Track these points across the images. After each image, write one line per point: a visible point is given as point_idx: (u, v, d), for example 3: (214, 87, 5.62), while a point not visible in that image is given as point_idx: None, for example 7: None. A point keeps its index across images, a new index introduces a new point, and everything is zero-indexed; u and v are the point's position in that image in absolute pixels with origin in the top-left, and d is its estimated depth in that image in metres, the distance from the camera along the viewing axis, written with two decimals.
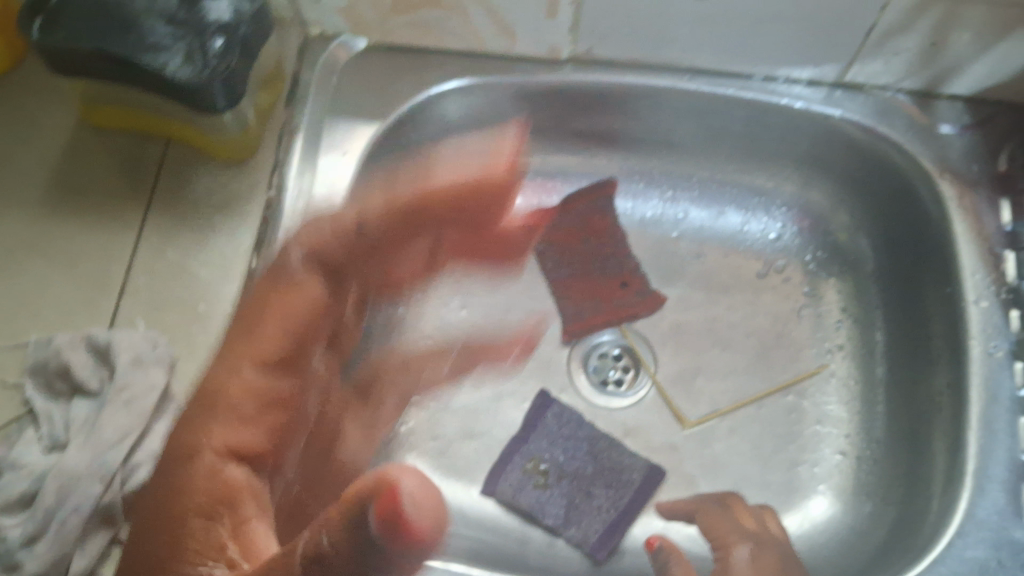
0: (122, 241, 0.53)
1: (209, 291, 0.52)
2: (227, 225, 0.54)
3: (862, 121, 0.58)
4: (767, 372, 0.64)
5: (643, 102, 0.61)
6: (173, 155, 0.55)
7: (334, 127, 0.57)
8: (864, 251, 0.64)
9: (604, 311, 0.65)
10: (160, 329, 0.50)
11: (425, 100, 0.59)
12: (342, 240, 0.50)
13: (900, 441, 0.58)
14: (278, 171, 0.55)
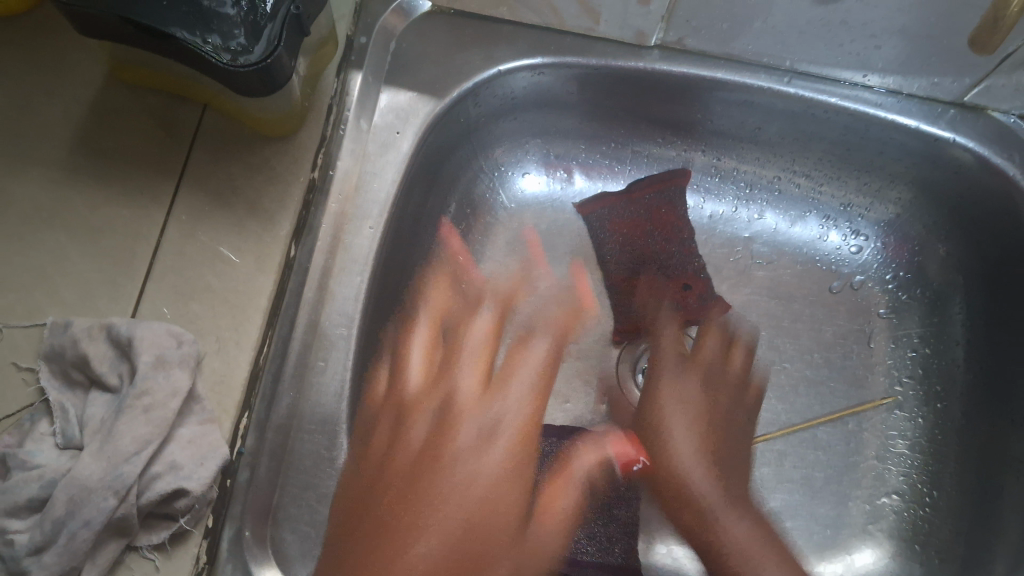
0: (152, 217, 0.48)
1: (244, 283, 0.48)
2: (266, 209, 0.49)
3: (978, 149, 0.51)
4: (823, 395, 0.59)
5: (731, 96, 0.55)
6: (209, 123, 0.50)
7: (390, 99, 0.52)
8: (956, 283, 0.58)
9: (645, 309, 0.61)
10: (185, 322, 0.47)
11: (495, 75, 0.53)
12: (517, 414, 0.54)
13: (964, 498, 0.55)
14: (325, 151, 0.51)
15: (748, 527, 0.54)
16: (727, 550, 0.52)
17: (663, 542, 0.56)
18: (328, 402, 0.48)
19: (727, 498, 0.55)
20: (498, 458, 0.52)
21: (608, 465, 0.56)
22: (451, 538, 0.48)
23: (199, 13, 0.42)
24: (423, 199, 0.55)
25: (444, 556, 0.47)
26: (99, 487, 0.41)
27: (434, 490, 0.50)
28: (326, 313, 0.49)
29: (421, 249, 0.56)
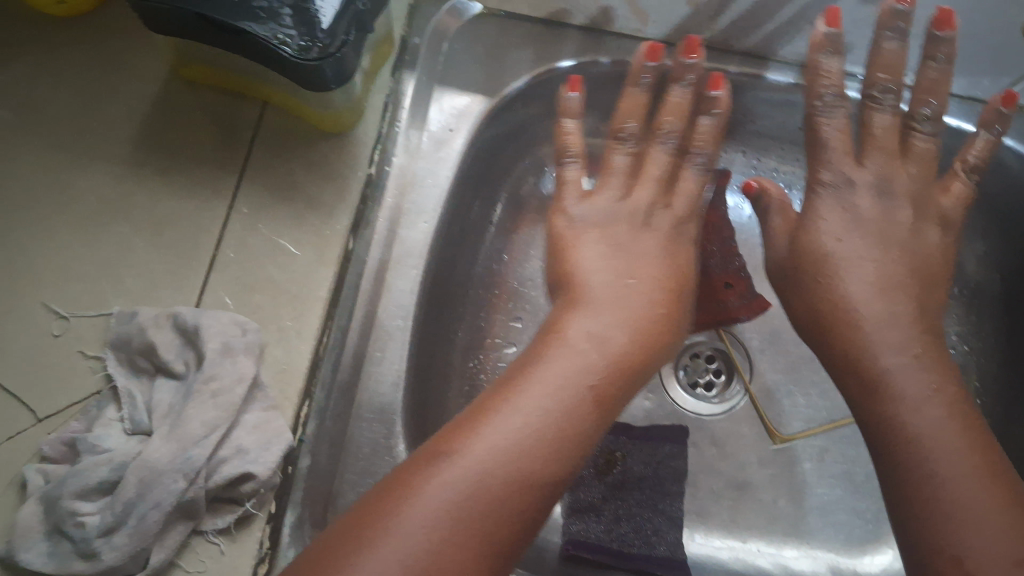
0: (214, 211, 0.49)
1: (303, 274, 0.49)
2: (325, 203, 0.50)
3: (1018, 145, 0.54)
4: (952, 221, 0.51)
5: (770, 95, 0.58)
6: (268, 121, 0.52)
7: (445, 100, 0.54)
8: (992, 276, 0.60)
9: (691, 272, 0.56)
10: (249, 311, 0.48)
11: (546, 75, 0.55)
12: (655, 267, 0.52)
13: None
14: (381, 148, 0.52)
15: (898, 308, 0.45)
16: (889, 369, 0.42)
17: (703, 533, 0.58)
18: (386, 391, 0.49)
19: (889, 289, 0.45)
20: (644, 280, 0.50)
21: (652, 465, 0.58)
22: (585, 364, 0.43)
23: (267, 9, 0.44)
24: (472, 197, 0.56)
25: (557, 392, 0.41)
26: (168, 469, 0.42)
27: (543, 356, 0.43)
28: (383, 305, 0.50)
29: (470, 246, 0.57)
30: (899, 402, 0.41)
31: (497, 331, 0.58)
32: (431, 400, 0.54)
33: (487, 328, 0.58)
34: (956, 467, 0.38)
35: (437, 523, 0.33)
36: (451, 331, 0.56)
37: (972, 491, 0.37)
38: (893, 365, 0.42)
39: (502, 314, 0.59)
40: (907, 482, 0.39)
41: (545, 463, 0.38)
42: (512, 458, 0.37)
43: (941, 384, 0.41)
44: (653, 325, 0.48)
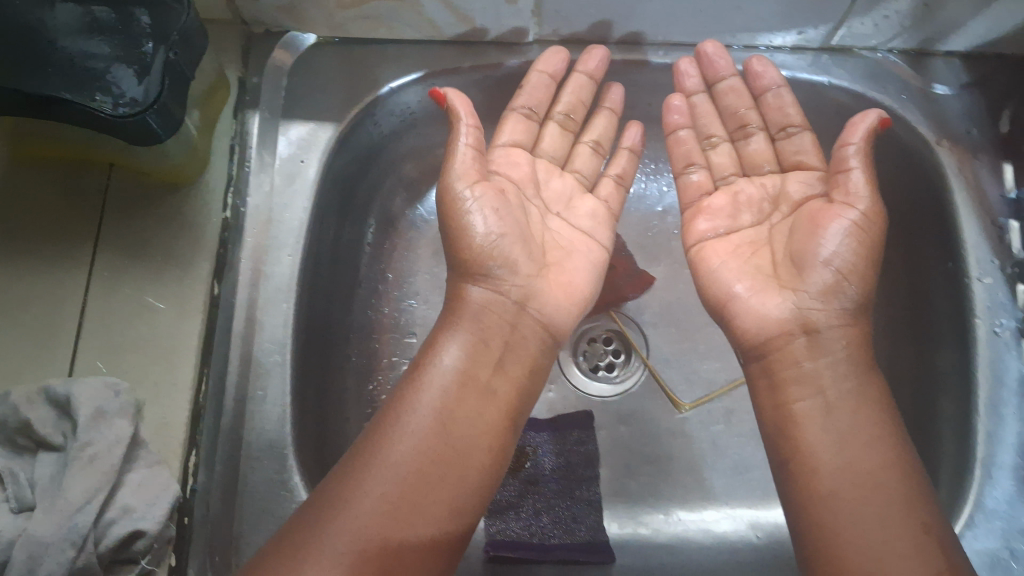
0: (74, 280, 0.50)
1: (171, 328, 0.50)
2: (184, 255, 0.51)
3: (854, 87, 0.55)
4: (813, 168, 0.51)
5: (617, 77, 0.58)
6: (117, 182, 0.52)
7: (291, 133, 0.54)
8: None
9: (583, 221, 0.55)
10: (122, 373, 0.49)
11: (387, 94, 0.55)
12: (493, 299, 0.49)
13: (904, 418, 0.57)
14: (234, 190, 0.53)
15: (857, 335, 0.47)
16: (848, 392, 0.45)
17: (624, 505, 0.58)
18: (271, 428, 0.49)
19: (864, 308, 0.47)
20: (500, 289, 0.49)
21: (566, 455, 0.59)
22: (445, 398, 0.45)
23: (83, 76, 0.44)
24: (339, 223, 0.57)
25: (429, 435, 0.44)
26: (54, 543, 0.42)
27: (413, 391, 0.45)
28: (257, 343, 0.50)
29: (349, 270, 0.58)
30: (823, 432, 0.45)
31: (390, 349, 0.59)
32: (327, 428, 0.54)
33: (379, 349, 0.59)
34: (891, 536, 0.40)
35: (359, 532, 0.39)
36: (342, 356, 0.57)
37: (909, 523, 0.40)
38: (840, 393, 0.45)
39: (394, 334, 0.60)
40: (809, 496, 0.43)
41: (436, 490, 0.42)
42: (402, 492, 0.41)
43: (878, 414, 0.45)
44: (507, 348, 0.49)
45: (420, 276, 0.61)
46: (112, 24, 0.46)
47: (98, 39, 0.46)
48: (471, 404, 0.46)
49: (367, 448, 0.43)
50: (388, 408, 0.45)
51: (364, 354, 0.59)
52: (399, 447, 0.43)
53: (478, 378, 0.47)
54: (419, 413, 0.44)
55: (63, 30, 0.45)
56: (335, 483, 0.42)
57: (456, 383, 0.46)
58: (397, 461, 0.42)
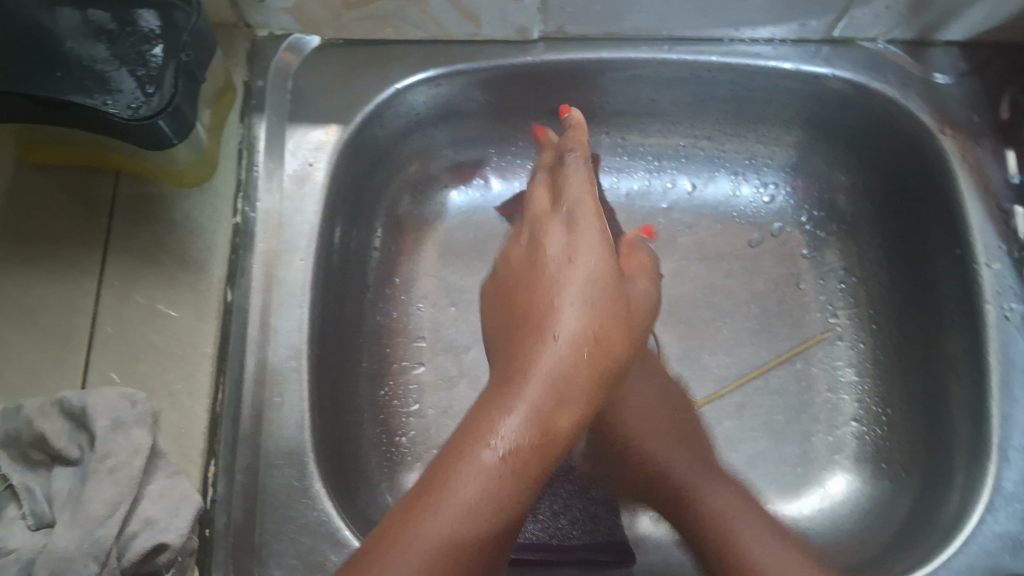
0: (84, 287, 0.48)
1: (185, 335, 0.48)
2: (195, 260, 0.50)
3: (856, 78, 0.55)
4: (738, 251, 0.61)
5: (620, 74, 0.57)
6: (125, 188, 0.51)
7: (299, 138, 0.54)
8: (858, 207, 0.62)
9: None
10: (137, 383, 0.47)
11: (393, 95, 0.55)
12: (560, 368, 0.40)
13: (917, 406, 0.57)
14: (243, 196, 0.52)
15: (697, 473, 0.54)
16: (714, 507, 0.51)
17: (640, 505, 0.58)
18: (289, 433, 0.49)
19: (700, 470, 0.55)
20: (565, 355, 0.40)
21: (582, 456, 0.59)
22: (572, 369, 0.40)
23: (94, 80, 0.43)
24: (347, 229, 0.56)
25: (533, 425, 0.38)
26: (77, 556, 0.40)
27: (526, 355, 0.41)
28: (272, 350, 0.50)
29: (355, 273, 0.57)
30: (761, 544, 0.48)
31: (399, 354, 0.59)
32: (342, 435, 0.53)
33: (388, 355, 0.59)
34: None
35: (431, 545, 0.35)
36: (355, 362, 0.57)
37: None
38: (713, 505, 0.52)
39: (405, 339, 0.60)
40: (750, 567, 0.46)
41: (518, 494, 0.38)
42: (480, 502, 0.37)
43: (768, 529, 0.49)
44: (593, 363, 0.41)
45: (423, 279, 0.61)
46: (110, 27, 0.45)
47: (102, 42, 0.45)
48: (593, 391, 0.41)
49: (467, 433, 0.39)
50: (499, 384, 0.40)
51: (374, 359, 0.58)
52: (491, 438, 0.38)
53: (576, 382, 0.40)
54: (530, 386, 0.39)
55: (66, 32, 0.45)
56: (422, 481, 0.37)
57: (559, 388, 0.39)
58: (490, 453, 0.38)
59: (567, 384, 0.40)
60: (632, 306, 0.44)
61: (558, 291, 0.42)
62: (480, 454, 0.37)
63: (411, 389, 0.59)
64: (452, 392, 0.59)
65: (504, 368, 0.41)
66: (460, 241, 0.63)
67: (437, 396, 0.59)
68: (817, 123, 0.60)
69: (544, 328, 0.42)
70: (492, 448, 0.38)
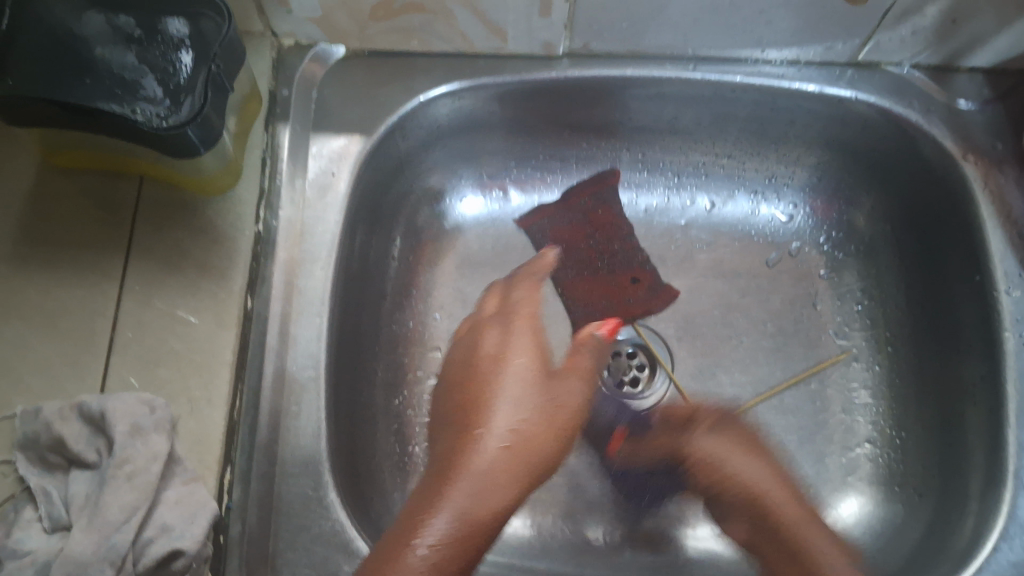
0: (106, 292, 0.49)
1: (204, 342, 0.49)
2: (216, 267, 0.50)
3: (879, 102, 0.55)
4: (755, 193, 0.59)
5: (643, 92, 0.57)
6: (148, 195, 0.51)
7: (322, 146, 0.54)
8: (873, 231, 0.62)
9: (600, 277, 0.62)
10: (157, 390, 0.47)
11: (417, 106, 0.55)
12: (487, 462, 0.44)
13: (933, 431, 0.56)
14: (265, 204, 0.52)
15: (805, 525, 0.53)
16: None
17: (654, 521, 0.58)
18: (307, 442, 0.49)
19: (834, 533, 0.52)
20: (490, 456, 0.44)
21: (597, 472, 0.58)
22: (499, 465, 0.44)
23: (122, 85, 0.43)
24: (367, 237, 0.56)
25: (471, 509, 0.41)
26: (94, 561, 0.40)
27: (456, 459, 0.44)
28: (291, 358, 0.50)
29: (374, 283, 0.57)
30: None
31: (415, 364, 0.59)
32: (356, 444, 0.53)
33: (405, 365, 0.59)
34: None
35: None
36: (371, 371, 0.57)
37: None
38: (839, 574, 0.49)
39: (421, 349, 0.60)
40: None
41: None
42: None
43: None
44: (534, 437, 0.46)
45: (441, 290, 0.61)
46: (136, 34, 0.45)
47: (129, 49, 0.44)
48: (518, 488, 0.44)
49: (401, 525, 0.41)
50: (426, 485, 0.44)
51: (390, 369, 0.58)
52: (429, 520, 0.40)
53: (504, 473, 0.44)
54: (458, 485, 0.42)
55: (94, 37, 0.44)
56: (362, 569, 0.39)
57: (488, 475, 0.43)
58: (431, 530, 0.39)
59: (499, 472, 0.43)
60: (561, 402, 0.49)
61: (490, 398, 0.47)
62: (424, 534, 0.39)
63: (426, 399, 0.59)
64: None
65: (429, 475, 0.45)
66: (478, 252, 0.63)
67: None
68: (840, 146, 0.59)
69: (472, 437, 0.45)
70: (430, 526, 0.40)
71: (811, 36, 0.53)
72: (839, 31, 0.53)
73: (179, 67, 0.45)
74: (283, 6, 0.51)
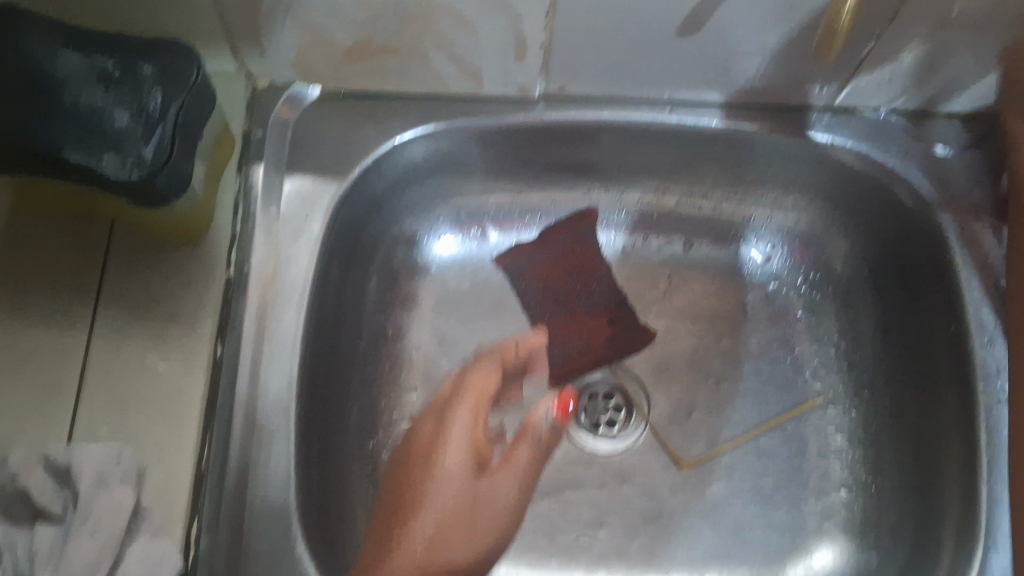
0: (75, 338, 0.48)
1: (174, 390, 0.48)
2: (188, 313, 0.49)
3: (858, 148, 0.55)
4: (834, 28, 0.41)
5: (619, 133, 0.57)
6: (119, 238, 0.50)
7: (296, 186, 0.53)
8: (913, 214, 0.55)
9: (571, 314, 0.62)
10: (124, 439, 0.46)
11: (392, 148, 0.55)
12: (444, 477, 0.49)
13: (908, 478, 0.56)
14: (237, 248, 0.52)
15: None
16: None
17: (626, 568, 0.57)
18: (276, 492, 0.49)
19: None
20: (448, 495, 0.46)
21: (572, 516, 0.58)
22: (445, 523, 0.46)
23: (97, 135, 0.43)
24: (341, 278, 0.56)
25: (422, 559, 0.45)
26: None
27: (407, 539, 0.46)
28: (262, 407, 0.50)
29: (349, 325, 0.57)
30: None
31: (390, 403, 0.59)
32: (327, 490, 0.53)
33: (380, 406, 0.59)
34: None
35: None
36: (345, 413, 0.56)
37: None
38: None
39: (395, 390, 0.59)
40: None
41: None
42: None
43: None
44: (505, 510, 0.49)
45: (417, 330, 0.61)
46: (115, 74, 0.45)
47: (106, 91, 0.44)
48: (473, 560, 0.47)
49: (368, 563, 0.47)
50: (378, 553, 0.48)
51: (364, 410, 0.58)
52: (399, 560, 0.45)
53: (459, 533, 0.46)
54: (425, 519, 0.46)
55: (70, 75, 0.44)
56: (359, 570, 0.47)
57: (440, 536, 0.45)
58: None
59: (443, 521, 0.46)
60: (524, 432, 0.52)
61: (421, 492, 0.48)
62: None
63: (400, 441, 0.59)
64: None
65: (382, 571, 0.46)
66: (455, 290, 0.62)
67: None
68: (816, 190, 0.60)
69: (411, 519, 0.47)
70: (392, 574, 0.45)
71: (788, 81, 0.53)
72: (816, 77, 0.53)
73: (155, 114, 0.44)
74: (257, 48, 0.50)
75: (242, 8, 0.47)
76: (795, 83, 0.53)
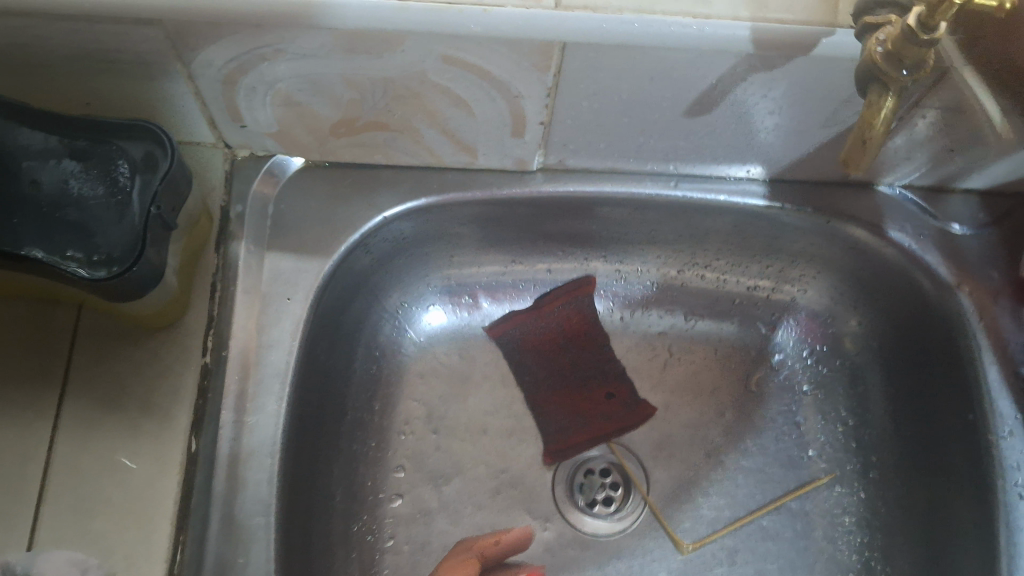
0: (38, 435, 0.44)
1: (145, 489, 0.44)
2: (161, 405, 0.46)
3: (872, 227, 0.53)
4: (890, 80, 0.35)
5: (620, 206, 0.54)
6: (86, 324, 0.47)
7: (273, 266, 0.51)
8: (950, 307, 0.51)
9: (573, 386, 0.61)
10: (91, 545, 0.43)
11: (380, 223, 0.52)
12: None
13: (924, 569, 0.53)
14: (214, 331, 0.49)
15: None
16: None
17: None
18: None
19: None
20: None
21: None
22: None
23: (67, 226, 0.41)
24: (325, 356, 0.53)
25: None
26: None
27: None
28: (239, 505, 0.46)
29: (332, 407, 0.54)
30: None
31: (377, 484, 0.56)
32: None
33: (365, 487, 0.55)
34: None
35: None
36: (329, 498, 0.53)
37: None
38: None
39: (382, 470, 0.56)
40: None
41: None
42: None
43: None
44: None
45: (404, 406, 0.58)
46: (82, 148, 0.43)
47: (74, 168, 0.42)
48: None
49: None
50: None
51: (349, 494, 0.54)
52: None
53: None
54: None
55: (33, 153, 0.42)
56: None
57: None
58: None
59: None
60: None
61: None
62: None
63: (387, 524, 0.55)
64: (430, 527, 0.55)
65: None
66: (444, 363, 0.60)
67: (413, 532, 0.55)
68: (825, 263, 0.57)
69: None
70: None
71: (797, 158, 0.50)
72: (828, 155, 0.50)
73: (131, 199, 0.42)
74: (236, 122, 0.47)
75: (221, 85, 0.43)
76: (806, 159, 0.51)
